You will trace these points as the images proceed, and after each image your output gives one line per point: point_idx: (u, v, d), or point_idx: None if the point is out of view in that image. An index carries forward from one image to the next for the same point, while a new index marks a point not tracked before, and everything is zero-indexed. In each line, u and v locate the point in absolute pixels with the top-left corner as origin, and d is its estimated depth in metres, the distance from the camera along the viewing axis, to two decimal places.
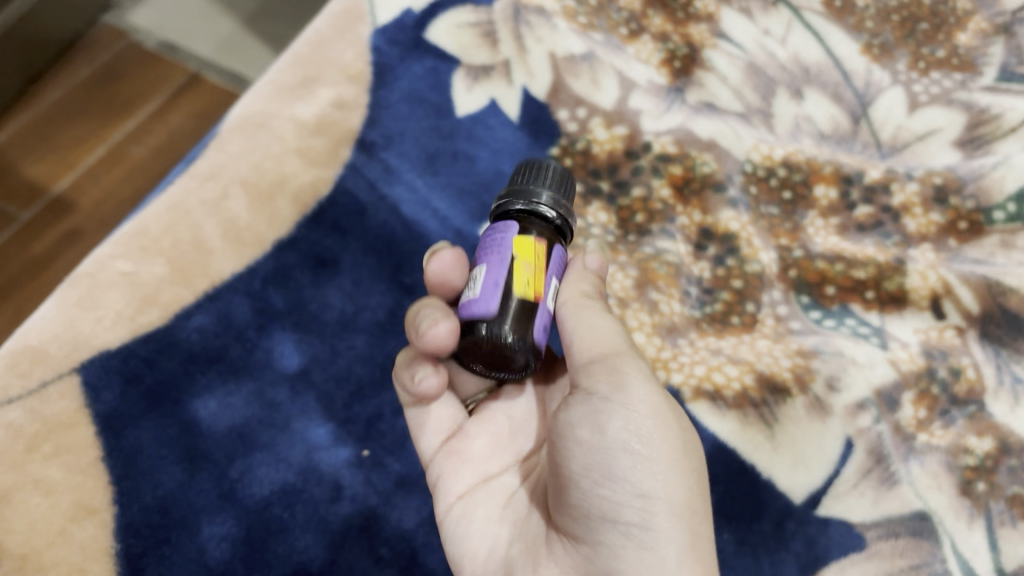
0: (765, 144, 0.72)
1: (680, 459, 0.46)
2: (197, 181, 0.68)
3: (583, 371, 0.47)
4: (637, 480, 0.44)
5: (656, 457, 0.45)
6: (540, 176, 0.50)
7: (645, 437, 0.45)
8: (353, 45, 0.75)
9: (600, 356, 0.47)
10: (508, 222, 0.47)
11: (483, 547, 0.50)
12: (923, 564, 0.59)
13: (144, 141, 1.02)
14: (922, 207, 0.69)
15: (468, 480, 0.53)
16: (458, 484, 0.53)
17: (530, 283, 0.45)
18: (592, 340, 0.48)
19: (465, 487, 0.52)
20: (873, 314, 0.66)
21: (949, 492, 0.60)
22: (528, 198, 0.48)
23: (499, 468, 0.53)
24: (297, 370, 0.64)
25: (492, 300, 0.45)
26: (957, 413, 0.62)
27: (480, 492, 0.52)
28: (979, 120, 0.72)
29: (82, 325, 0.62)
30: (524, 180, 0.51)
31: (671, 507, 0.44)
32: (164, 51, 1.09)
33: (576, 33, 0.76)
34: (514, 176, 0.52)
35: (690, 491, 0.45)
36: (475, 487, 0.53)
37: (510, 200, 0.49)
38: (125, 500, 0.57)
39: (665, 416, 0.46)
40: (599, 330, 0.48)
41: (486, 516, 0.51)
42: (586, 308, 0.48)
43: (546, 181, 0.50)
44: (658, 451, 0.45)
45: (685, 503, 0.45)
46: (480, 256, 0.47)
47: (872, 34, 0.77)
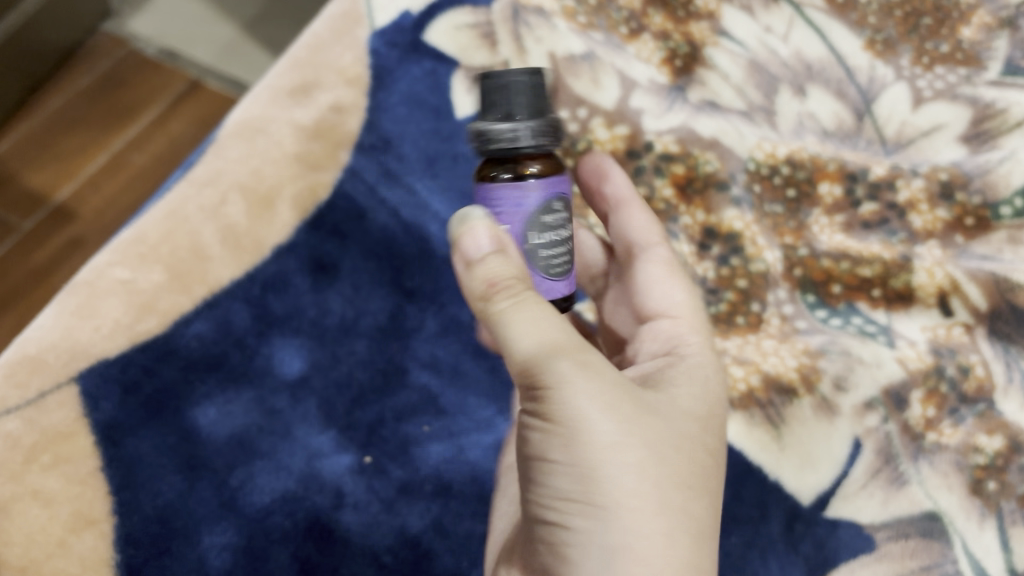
0: (769, 142, 0.71)
1: (622, 458, 0.39)
2: (195, 187, 0.68)
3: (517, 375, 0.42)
4: (560, 488, 0.40)
5: (584, 465, 0.39)
6: (516, 100, 0.46)
7: (569, 442, 0.39)
8: (352, 48, 0.75)
9: (514, 356, 0.40)
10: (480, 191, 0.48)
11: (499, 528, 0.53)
12: (935, 565, 0.58)
13: (145, 149, 1.02)
14: (928, 203, 0.68)
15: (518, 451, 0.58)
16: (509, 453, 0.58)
17: None
18: (507, 340, 0.40)
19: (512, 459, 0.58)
20: (879, 312, 0.66)
21: (959, 492, 0.60)
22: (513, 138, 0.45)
23: None
24: (297, 377, 0.63)
25: None
26: (967, 411, 0.61)
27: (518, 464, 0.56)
28: (984, 115, 0.70)
29: (79, 335, 0.61)
30: (501, 106, 0.46)
31: (607, 516, 0.39)
32: (164, 58, 1.09)
33: (576, 33, 0.75)
34: (486, 98, 0.47)
35: (632, 498, 0.39)
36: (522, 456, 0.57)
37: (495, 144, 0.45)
38: (125, 511, 0.57)
39: (599, 417, 0.39)
40: (516, 325, 0.39)
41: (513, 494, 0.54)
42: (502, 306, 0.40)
43: (523, 102, 0.46)
44: (584, 459, 0.39)
45: (628, 509, 0.39)
46: None
47: (875, 29, 0.74)
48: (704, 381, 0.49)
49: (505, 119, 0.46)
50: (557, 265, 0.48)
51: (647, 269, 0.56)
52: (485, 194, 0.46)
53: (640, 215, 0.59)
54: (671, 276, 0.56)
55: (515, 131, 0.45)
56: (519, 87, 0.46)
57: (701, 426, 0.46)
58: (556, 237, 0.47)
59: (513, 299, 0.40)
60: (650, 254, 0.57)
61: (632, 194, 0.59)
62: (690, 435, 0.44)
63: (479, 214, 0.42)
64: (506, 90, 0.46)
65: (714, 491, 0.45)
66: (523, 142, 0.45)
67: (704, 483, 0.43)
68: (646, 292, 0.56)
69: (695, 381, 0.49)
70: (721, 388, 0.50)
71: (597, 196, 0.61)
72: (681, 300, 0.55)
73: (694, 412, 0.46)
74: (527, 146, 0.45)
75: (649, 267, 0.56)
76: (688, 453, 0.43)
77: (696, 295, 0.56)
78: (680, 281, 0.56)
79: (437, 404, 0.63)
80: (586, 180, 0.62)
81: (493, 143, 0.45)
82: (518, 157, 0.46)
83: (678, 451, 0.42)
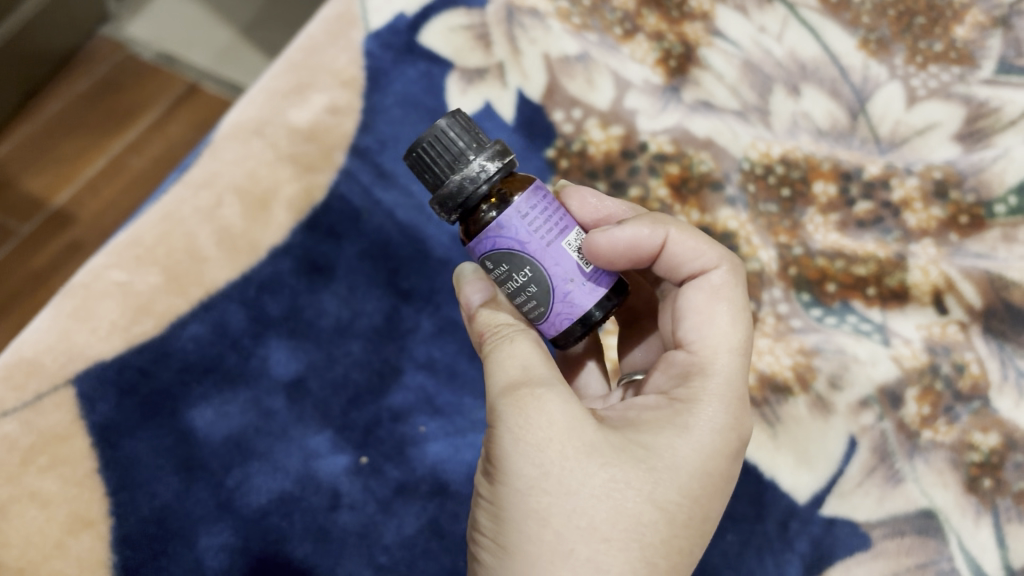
0: (763, 142, 0.72)
1: (528, 501, 0.41)
2: (191, 189, 0.68)
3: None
4: (479, 513, 0.43)
5: (496, 495, 0.42)
6: (452, 144, 0.46)
7: (492, 477, 0.42)
8: (346, 50, 0.75)
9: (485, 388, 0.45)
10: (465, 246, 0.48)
11: None
12: (930, 562, 0.58)
13: (143, 153, 1.02)
14: (923, 201, 0.68)
15: None
16: None
17: None
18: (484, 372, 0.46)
19: None
20: (874, 310, 0.66)
21: (955, 489, 0.60)
22: (476, 179, 0.45)
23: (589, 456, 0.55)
24: (293, 377, 0.63)
25: None
26: (962, 409, 0.62)
27: None
28: (978, 113, 0.71)
29: (76, 337, 0.61)
30: (442, 158, 0.46)
31: (508, 553, 0.41)
32: (162, 62, 1.09)
33: (570, 34, 0.75)
34: (422, 159, 0.46)
35: (548, 532, 0.40)
36: None
37: (463, 194, 0.45)
38: (121, 512, 0.57)
39: (516, 457, 0.41)
40: (490, 361, 0.45)
41: None
42: (490, 345, 0.47)
43: (459, 141, 0.46)
44: (497, 495, 0.42)
45: (521, 551, 0.40)
46: None
47: (868, 29, 0.75)
48: (684, 428, 0.43)
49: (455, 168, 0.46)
50: (534, 311, 0.47)
51: (689, 296, 0.48)
52: (472, 250, 0.47)
53: (680, 243, 0.50)
54: (715, 300, 0.47)
55: (471, 170, 0.45)
56: (441, 135, 0.46)
57: (653, 478, 0.41)
58: (516, 285, 0.46)
59: (491, 340, 0.46)
60: (698, 283, 0.49)
61: (665, 232, 0.49)
62: (632, 486, 0.41)
63: (469, 270, 0.52)
64: (431, 146, 0.46)
65: (652, 549, 0.41)
66: (488, 174, 0.46)
67: (635, 540, 0.40)
68: (684, 320, 0.48)
69: (674, 426, 0.43)
70: (707, 438, 0.43)
71: (635, 263, 0.49)
72: (719, 331, 0.46)
73: (657, 461, 0.42)
74: (490, 175, 0.46)
75: (693, 295, 0.48)
76: (619, 506, 0.41)
77: (741, 323, 0.47)
78: (725, 305, 0.47)
79: (433, 404, 0.63)
80: (615, 261, 0.47)
81: (459, 193, 0.45)
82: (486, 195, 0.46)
83: (605, 504, 0.40)
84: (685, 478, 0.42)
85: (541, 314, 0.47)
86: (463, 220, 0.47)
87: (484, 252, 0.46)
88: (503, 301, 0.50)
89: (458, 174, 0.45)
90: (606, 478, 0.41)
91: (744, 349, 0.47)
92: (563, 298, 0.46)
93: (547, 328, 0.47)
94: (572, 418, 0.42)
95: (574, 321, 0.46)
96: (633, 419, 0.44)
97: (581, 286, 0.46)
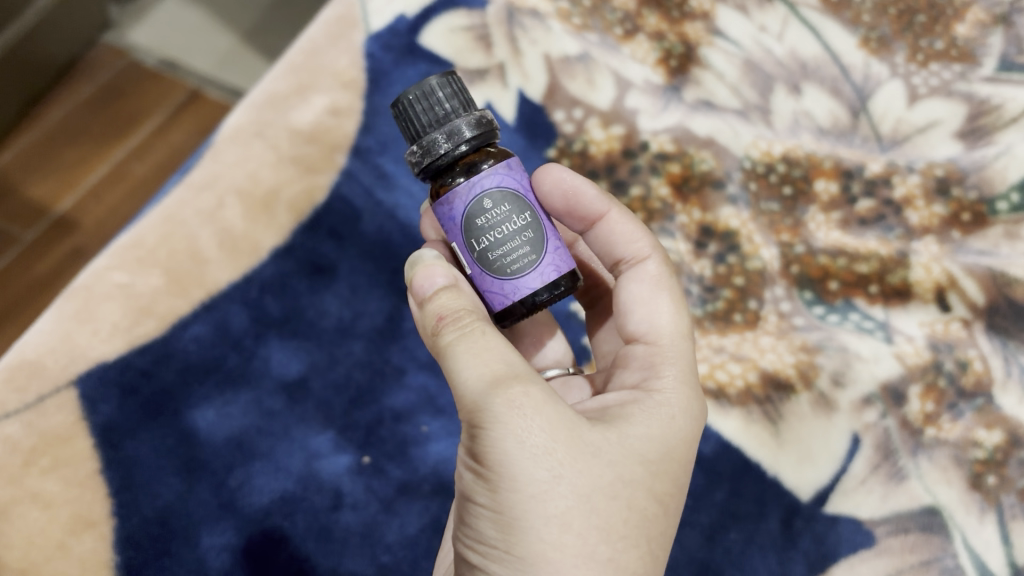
0: (764, 140, 0.72)
1: (546, 508, 0.38)
2: (192, 190, 0.68)
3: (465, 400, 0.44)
4: (480, 524, 0.40)
5: (500, 506, 0.39)
6: (434, 101, 0.47)
7: (495, 487, 0.39)
8: (347, 51, 0.75)
9: (453, 387, 0.41)
10: (446, 197, 0.46)
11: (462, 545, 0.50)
12: (935, 559, 0.58)
13: (145, 158, 1.03)
14: (924, 199, 0.68)
15: None
16: None
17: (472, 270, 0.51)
18: (448, 371, 0.41)
19: None
20: (877, 308, 0.66)
21: (958, 485, 0.60)
22: (453, 139, 0.45)
23: None
24: (295, 377, 0.63)
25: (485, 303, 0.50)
26: (965, 406, 0.61)
27: None
28: (979, 111, 0.70)
29: (78, 339, 0.61)
30: (422, 112, 0.46)
31: (529, 566, 0.38)
32: (164, 68, 1.09)
33: (570, 34, 0.76)
34: (410, 106, 0.47)
35: (570, 536, 0.38)
36: None
37: (441, 142, 0.46)
38: (124, 513, 0.57)
39: (525, 461, 0.38)
40: (461, 356, 0.41)
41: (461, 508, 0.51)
42: (450, 337, 0.42)
43: (442, 96, 0.47)
44: (506, 504, 0.38)
45: (545, 560, 0.38)
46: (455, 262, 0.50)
47: (869, 27, 0.75)
48: (668, 415, 0.44)
49: (437, 122, 0.46)
50: (522, 261, 0.45)
51: (630, 289, 0.50)
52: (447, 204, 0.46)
53: (621, 224, 0.53)
54: (657, 292, 0.49)
55: (452, 128, 0.46)
56: (429, 93, 0.47)
57: (652, 470, 0.42)
58: (511, 229, 0.45)
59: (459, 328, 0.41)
60: (637, 271, 0.51)
61: (610, 211, 0.53)
62: (636, 479, 0.41)
63: (428, 256, 0.48)
64: (416, 103, 0.47)
65: (657, 541, 0.42)
66: (462, 137, 0.46)
67: (644, 534, 0.41)
68: (632, 314, 0.49)
69: (657, 415, 0.44)
70: (687, 424, 0.45)
71: (570, 214, 0.53)
72: (669, 320, 0.48)
73: (651, 451, 0.42)
74: (465, 137, 0.46)
75: (635, 287, 0.50)
76: (628, 502, 0.40)
77: (683, 312, 0.49)
78: (669, 297, 0.49)
79: (435, 404, 0.63)
80: (551, 200, 0.53)
81: (454, 145, 0.46)
82: (462, 156, 0.46)
83: (617, 501, 0.40)
84: (675, 465, 0.43)
85: (530, 264, 0.45)
86: (434, 177, 0.47)
87: (483, 189, 0.45)
88: (463, 290, 0.46)
89: (443, 129, 0.46)
90: (614, 474, 0.40)
91: (690, 335, 0.49)
92: (554, 251, 0.46)
93: (531, 280, 0.45)
94: (566, 416, 0.40)
95: (560, 275, 0.46)
96: (616, 413, 0.44)
97: (567, 250, 0.48)
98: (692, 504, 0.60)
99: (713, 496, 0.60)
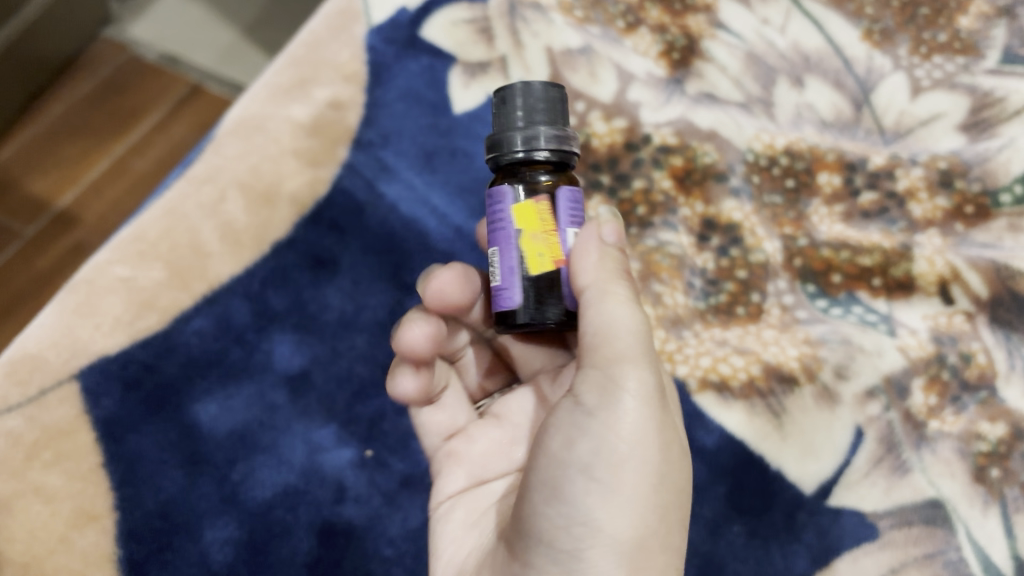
0: (767, 133, 0.71)
1: (654, 488, 0.42)
2: (193, 184, 0.68)
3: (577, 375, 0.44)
4: (589, 491, 0.41)
5: (621, 477, 0.41)
6: (534, 107, 0.46)
7: (620, 458, 0.41)
8: (349, 44, 0.75)
9: (598, 355, 0.43)
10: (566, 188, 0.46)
11: (448, 555, 0.50)
12: (938, 552, 0.58)
13: (146, 153, 1.03)
14: (928, 191, 0.67)
15: (461, 481, 0.54)
16: (454, 483, 0.54)
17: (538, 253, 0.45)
18: (596, 336, 0.43)
19: (456, 487, 0.54)
20: (880, 301, 0.66)
21: (962, 478, 0.59)
22: (528, 145, 0.45)
23: (493, 474, 0.54)
24: (297, 371, 0.63)
25: (513, 291, 0.45)
26: (969, 399, 0.61)
27: (468, 495, 0.53)
28: (983, 103, 0.70)
29: (80, 333, 0.61)
30: (518, 112, 0.46)
31: (625, 538, 0.41)
32: (165, 63, 1.09)
33: (572, 27, 0.75)
34: (507, 102, 0.47)
35: (663, 520, 0.43)
36: (466, 489, 0.53)
37: (510, 145, 0.45)
38: (127, 506, 0.57)
39: (652, 444, 0.42)
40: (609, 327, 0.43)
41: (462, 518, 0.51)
42: (604, 301, 0.43)
43: (542, 107, 0.46)
44: (627, 476, 0.41)
45: (641, 536, 0.42)
46: (492, 234, 0.46)
47: (872, 20, 0.74)
48: None
49: (520, 124, 0.46)
50: None
51: None
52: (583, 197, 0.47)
53: None
54: None
55: (532, 134, 0.45)
56: (534, 98, 0.46)
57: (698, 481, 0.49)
58: None
59: (616, 296, 0.44)
60: None
61: None
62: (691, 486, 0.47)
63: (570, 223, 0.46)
64: (518, 101, 0.46)
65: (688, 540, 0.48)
66: (538, 148, 0.45)
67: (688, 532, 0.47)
68: None
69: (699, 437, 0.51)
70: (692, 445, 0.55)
71: None
72: None
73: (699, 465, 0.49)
74: (542, 147, 0.45)
75: None
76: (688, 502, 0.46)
77: None
78: None
79: None
80: None
81: (530, 150, 0.45)
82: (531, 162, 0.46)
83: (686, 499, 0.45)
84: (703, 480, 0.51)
85: None
86: (497, 171, 0.47)
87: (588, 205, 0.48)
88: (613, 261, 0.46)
89: (523, 131, 0.46)
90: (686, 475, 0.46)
91: None
92: None
93: None
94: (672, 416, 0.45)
95: None
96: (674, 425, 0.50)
97: None
98: (694, 497, 0.60)
99: (716, 489, 0.60)
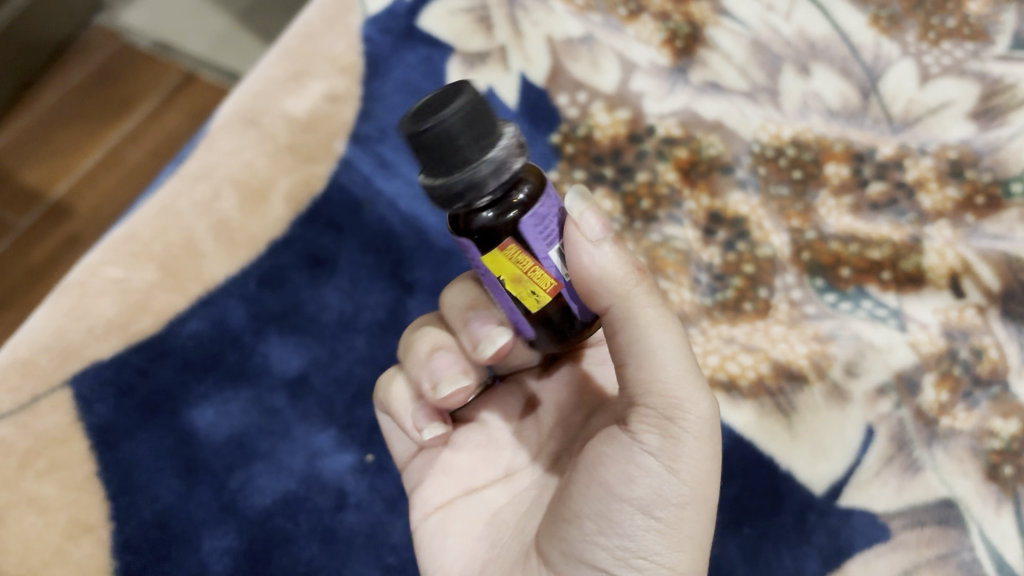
0: (773, 123, 0.70)
1: (705, 521, 0.42)
2: (187, 182, 0.66)
3: (631, 408, 0.41)
4: (648, 531, 0.40)
5: (680, 517, 0.40)
6: (452, 144, 0.36)
7: (681, 499, 0.40)
8: (344, 35, 0.73)
9: (663, 392, 0.40)
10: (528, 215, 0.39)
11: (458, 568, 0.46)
12: (951, 553, 0.56)
13: (141, 142, 1.00)
14: (937, 181, 0.66)
15: (448, 492, 0.50)
16: (438, 494, 0.50)
17: (532, 291, 0.40)
18: (659, 369, 0.40)
19: (443, 499, 0.50)
20: (890, 295, 0.64)
21: (975, 477, 0.58)
22: (469, 198, 0.37)
23: (482, 482, 0.50)
24: (296, 374, 0.62)
25: (522, 325, 0.43)
26: (981, 394, 0.60)
27: (459, 505, 0.49)
28: (993, 90, 0.68)
29: (72, 336, 0.60)
30: (439, 159, 0.37)
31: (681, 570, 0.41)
32: (157, 51, 1.06)
33: (574, 15, 0.73)
34: (419, 150, 0.37)
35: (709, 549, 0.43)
36: (456, 500, 0.49)
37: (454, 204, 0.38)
38: (123, 516, 0.56)
39: (708, 480, 0.41)
40: (672, 363, 0.40)
41: (465, 531, 0.47)
42: (660, 335, 0.40)
43: (461, 139, 0.36)
44: (686, 515, 0.40)
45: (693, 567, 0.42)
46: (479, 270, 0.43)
47: (879, 5, 0.72)
48: None
49: (447, 171, 0.37)
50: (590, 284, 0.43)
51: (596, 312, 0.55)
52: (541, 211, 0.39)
53: None
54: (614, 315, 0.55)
55: (468, 181, 0.37)
56: (447, 133, 0.36)
57: None
58: None
59: (673, 331, 0.41)
60: None
61: None
62: None
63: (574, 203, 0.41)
64: (432, 145, 0.37)
65: None
66: (484, 193, 0.37)
67: None
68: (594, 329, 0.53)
69: None
70: None
71: None
72: None
73: None
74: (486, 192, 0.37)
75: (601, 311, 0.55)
76: None
77: None
78: None
79: None
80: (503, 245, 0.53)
81: (477, 201, 0.37)
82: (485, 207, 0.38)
83: None
84: None
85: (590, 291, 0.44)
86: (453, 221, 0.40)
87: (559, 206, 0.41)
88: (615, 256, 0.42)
89: (458, 179, 0.37)
90: None
91: None
92: None
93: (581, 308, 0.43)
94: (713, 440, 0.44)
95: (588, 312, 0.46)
96: None
97: None
98: None
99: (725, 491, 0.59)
